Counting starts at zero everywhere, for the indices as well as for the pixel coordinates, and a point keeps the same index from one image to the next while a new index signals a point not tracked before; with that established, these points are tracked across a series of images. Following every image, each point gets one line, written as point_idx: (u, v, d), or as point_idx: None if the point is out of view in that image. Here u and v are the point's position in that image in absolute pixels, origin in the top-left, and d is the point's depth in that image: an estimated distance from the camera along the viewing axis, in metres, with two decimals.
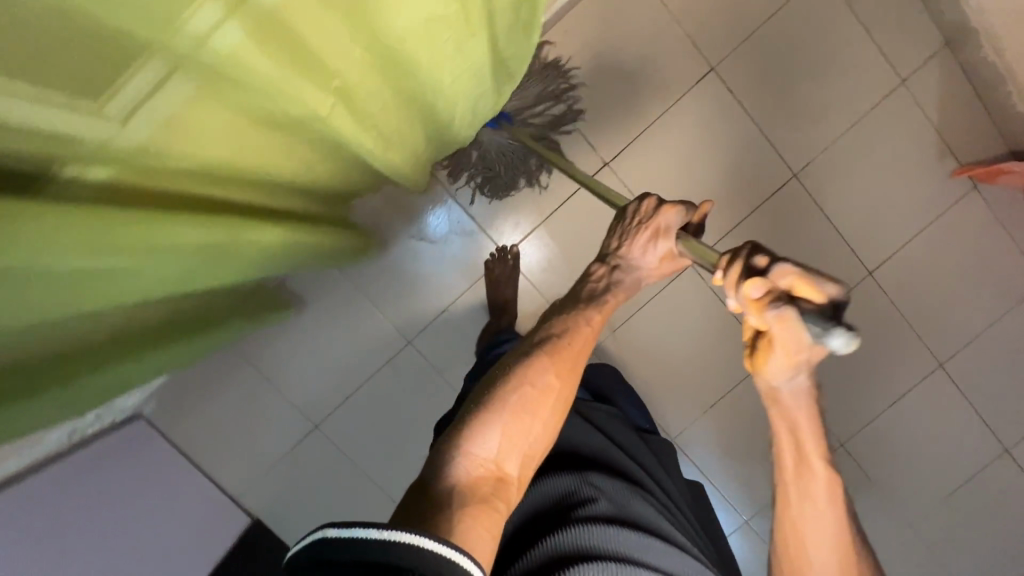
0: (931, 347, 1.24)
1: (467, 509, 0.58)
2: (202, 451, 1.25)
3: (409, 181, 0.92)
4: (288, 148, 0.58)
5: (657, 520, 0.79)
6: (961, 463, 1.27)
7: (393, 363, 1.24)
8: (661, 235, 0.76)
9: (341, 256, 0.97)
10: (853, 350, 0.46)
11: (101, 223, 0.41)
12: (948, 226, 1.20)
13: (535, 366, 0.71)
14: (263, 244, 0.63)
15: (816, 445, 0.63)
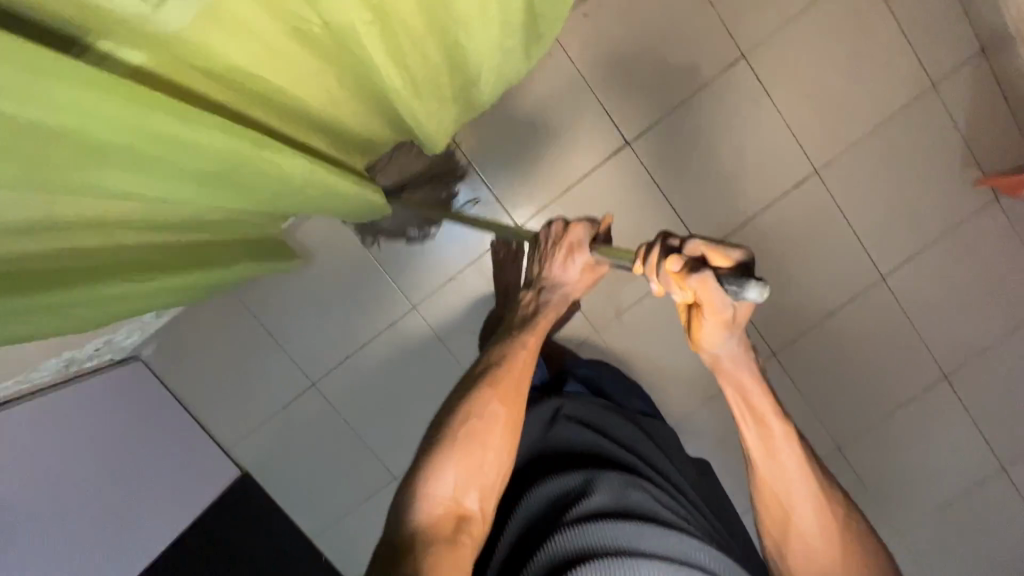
0: (935, 356, 1.24)
1: (437, 547, 0.65)
2: (196, 398, 1.24)
3: (431, 144, 0.91)
4: (317, 74, 0.57)
5: (656, 508, 0.78)
6: (952, 475, 1.28)
7: (395, 327, 1.23)
8: (573, 252, 0.84)
9: (359, 211, 0.94)
10: (766, 298, 0.51)
11: (130, 108, 0.40)
12: (965, 236, 1.19)
13: (478, 399, 0.76)
14: (289, 177, 0.60)
15: (767, 405, 0.71)
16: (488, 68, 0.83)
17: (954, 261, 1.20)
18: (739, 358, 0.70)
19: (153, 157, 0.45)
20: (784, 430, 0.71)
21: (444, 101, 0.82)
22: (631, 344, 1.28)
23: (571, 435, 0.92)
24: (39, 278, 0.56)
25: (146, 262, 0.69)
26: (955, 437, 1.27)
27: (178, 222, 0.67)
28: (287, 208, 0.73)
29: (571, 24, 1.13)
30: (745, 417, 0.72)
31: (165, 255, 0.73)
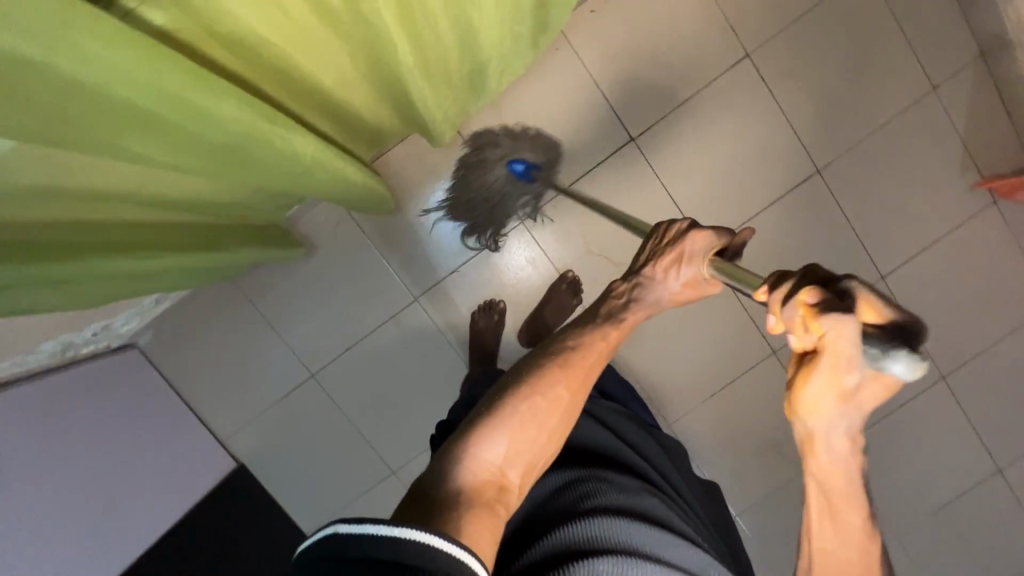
0: (934, 358, 1.25)
1: (472, 511, 0.58)
2: (193, 388, 1.23)
3: (440, 132, 0.91)
4: (333, 50, 0.57)
5: (667, 514, 0.75)
6: (951, 476, 1.28)
7: (397, 319, 1.23)
8: (687, 260, 0.72)
9: (368, 201, 0.94)
10: (917, 375, 0.40)
11: (150, 68, 0.39)
12: (965, 239, 1.21)
13: (546, 375, 0.68)
14: (302, 158, 0.60)
15: (847, 486, 0.56)
16: (497, 56, 0.84)
17: (954, 262, 1.21)
18: (840, 446, 0.53)
19: (168, 124, 0.45)
20: (859, 521, 0.58)
21: (453, 88, 0.82)
22: (633, 340, 1.27)
23: (585, 431, 0.89)
24: (45, 246, 0.56)
25: (149, 237, 0.69)
26: (953, 438, 1.28)
27: (185, 199, 0.67)
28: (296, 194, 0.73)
29: (579, 20, 1.14)
30: (819, 502, 0.57)
31: (168, 232, 0.72)
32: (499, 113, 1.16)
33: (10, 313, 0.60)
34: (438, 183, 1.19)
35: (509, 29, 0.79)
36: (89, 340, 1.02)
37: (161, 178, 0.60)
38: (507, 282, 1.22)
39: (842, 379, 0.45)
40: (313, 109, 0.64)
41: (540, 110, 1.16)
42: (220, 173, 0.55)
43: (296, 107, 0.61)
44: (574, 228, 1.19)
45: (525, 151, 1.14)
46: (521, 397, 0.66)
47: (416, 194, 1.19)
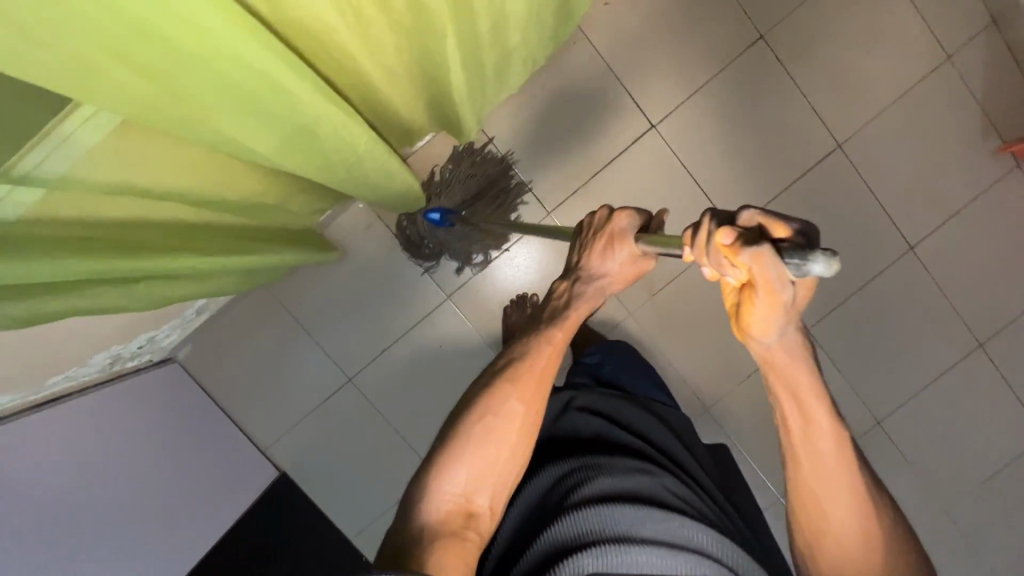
0: (969, 325, 1.24)
1: (440, 542, 0.66)
2: (233, 399, 1.24)
3: (468, 126, 0.92)
4: (386, 41, 0.58)
5: (661, 491, 0.78)
6: (996, 445, 1.27)
7: (430, 318, 1.24)
8: (617, 241, 0.75)
9: (403, 200, 0.95)
10: (837, 272, 0.40)
11: (244, 43, 0.40)
12: (991, 204, 1.21)
13: (499, 393, 0.75)
14: (354, 143, 0.61)
15: (816, 394, 0.59)
16: (524, 44, 0.85)
17: (983, 228, 1.21)
18: (795, 349, 0.56)
19: (248, 101, 0.46)
20: (832, 426, 0.60)
21: (483, 78, 0.84)
22: (664, 326, 1.28)
23: (580, 424, 0.93)
24: (106, 241, 0.56)
25: (201, 235, 0.69)
26: (995, 405, 1.26)
27: (232, 192, 0.68)
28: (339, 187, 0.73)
29: (594, 14, 1.16)
30: (791, 417, 0.60)
31: (217, 230, 0.73)
32: (511, 109, 1.18)
33: (83, 311, 0.61)
34: None
35: (537, 17, 0.81)
36: (134, 353, 1.04)
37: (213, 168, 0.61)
38: (533, 275, 1.23)
39: (779, 299, 0.47)
40: (360, 100, 0.66)
41: (464, 155, 1.15)
42: (283, 162, 0.56)
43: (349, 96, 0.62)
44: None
45: (443, 200, 1.12)
46: (472, 421, 0.73)
47: None
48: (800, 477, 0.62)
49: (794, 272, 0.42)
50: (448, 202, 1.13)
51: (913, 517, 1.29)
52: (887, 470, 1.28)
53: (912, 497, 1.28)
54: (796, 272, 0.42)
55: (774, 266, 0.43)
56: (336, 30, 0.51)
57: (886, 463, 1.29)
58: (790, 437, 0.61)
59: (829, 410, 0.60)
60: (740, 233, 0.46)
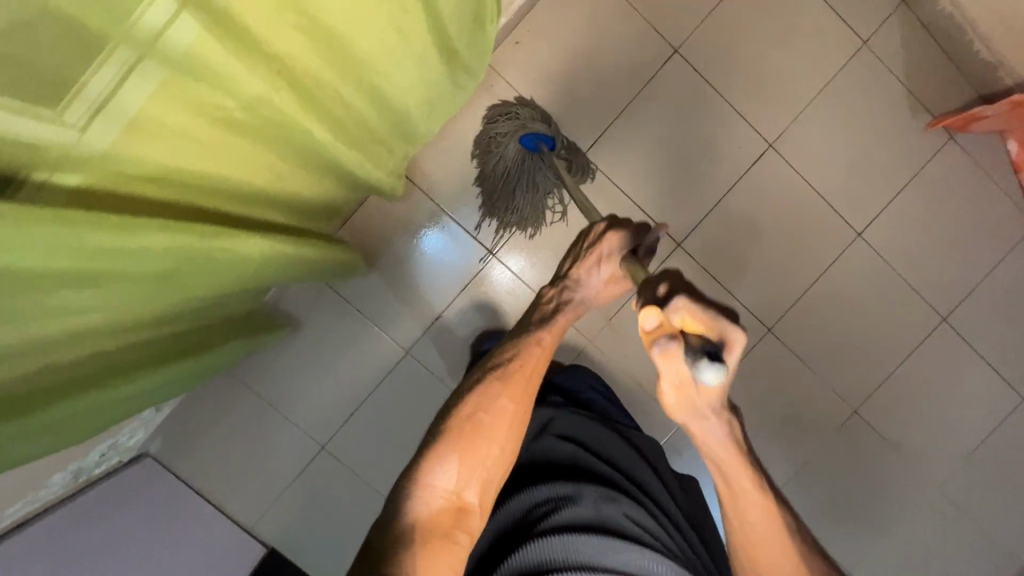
0: (929, 302, 1.24)
1: (428, 544, 0.63)
2: (209, 484, 1.23)
3: (388, 187, 0.98)
4: (257, 154, 0.59)
5: (628, 520, 0.79)
6: (974, 416, 1.27)
7: (392, 376, 1.24)
8: (605, 260, 0.81)
9: (333, 268, 0.98)
10: (721, 379, 0.50)
11: (81, 229, 0.41)
12: (930, 180, 1.21)
13: (487, 392, 0.75)
14: (246, 258, 0.62)
15: (740, 467, 0.67)
16: (418, 106, 0.85)
17: (925, 206, 1.22)
18: (716, 427, 0.64)
19: (109, 263, 0.47)
20: (761, 496, 0.67)
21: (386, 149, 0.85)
22: (626, 347, 1.28)
23: (554, 448, 0.92)
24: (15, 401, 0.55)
25: (127, 361, 0.70)
26: (968, 377, 1.26)
27: (149, 318, 0.68)
28: (256, 283, 0.76)
29: (505, 54, 1.17)
30: (723, 486, 0.68)
31: (156, 357, 0.75)
32: (443, 157, 1.20)
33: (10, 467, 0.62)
34: (403, 236, 1.22)
35: (429, 86, 0.82)
36: (98, 461, 1.03)
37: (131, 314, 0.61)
38: (493, 314, 1.24)
39: (681, 387, 0.57)
40: (256, 213, 0.67)
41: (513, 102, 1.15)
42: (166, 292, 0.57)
43: (242, 216, 0.63)
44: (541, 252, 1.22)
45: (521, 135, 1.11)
46: (464, 420, 0.72)
47: (386, 250, 1.21)
48: (736, 540, 0.69)
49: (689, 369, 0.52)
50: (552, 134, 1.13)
51: (907, 500, 1.27)
52: (871, 458, 1.27)
53: (901, 482, 1.27)
54: (690, 369, 0.52)
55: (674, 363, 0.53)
56: (203, 163, 0.52)
57: (869, 451, 1.27)
58: (725, 502, 0.69)
59: (755, 476, 0.68)
60: (664, 321, 0.54)
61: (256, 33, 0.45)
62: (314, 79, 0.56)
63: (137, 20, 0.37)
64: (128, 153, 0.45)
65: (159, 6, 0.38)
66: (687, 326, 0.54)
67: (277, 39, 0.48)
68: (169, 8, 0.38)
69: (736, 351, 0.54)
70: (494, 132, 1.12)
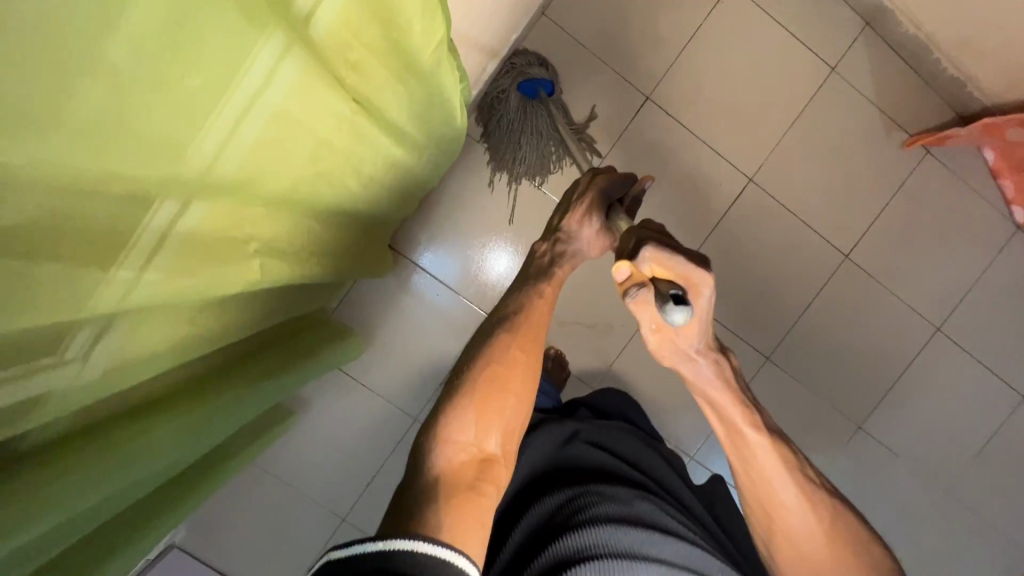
0: (923, 314, 1.26)
1: (454, 500, 0.59)
2: (236, 568, 1.24)
3: (369, 265, 1.00)
4: (235, 306, 0.60)
5: (661, 516, 0.80)
6: (978, 420, 1.29)
7: (404, 442, 1.26)
8: (598, 207, 0.83)
9: (327, 342, 1.01)
10: (685, 318, 0.55)
11: (82, 465, 0.45)
12: (912, 195, 1.23)
13: (497, 345, 0.71)
14: (230, 399, 0.66)
15: (739, 410, 0.68)
16: (394, 201, 0.87)
17: (910, 221, 1.23)
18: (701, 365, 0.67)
19: (122, 470, 0.50)
20: (762, 440, 0.67)
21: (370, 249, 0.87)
22: (629, 388, 1.30)
23: (584, 455, 0.93)
24: None
25: (153, 511, 0.70)
26: (969, 383, 1.28)
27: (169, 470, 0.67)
28: (258, 405, 0.76)
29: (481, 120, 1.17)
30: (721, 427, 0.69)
31: (174, 488, 0.74)
32: (429, 226, 1.22)
33: None
34: (397, 305, 1.23)
35: (399, 186, 0.84)
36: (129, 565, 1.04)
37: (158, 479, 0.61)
38: None
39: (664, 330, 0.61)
40: (235, 349, 0.70)
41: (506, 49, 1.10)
42: (180, 452, 0.60)
43: (220, 359, 0.67)
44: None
45: (527, 79, 1.09)
46: (474, 374, 0.68)
47: (384, 321, 1.23)
48: (740, 484, 0.69)
49: (662, 315, 0.57)
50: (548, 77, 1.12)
51: (918, 509, 1.29)
52: (882, 471, 1.29)
53: (913, 491, 1.29)
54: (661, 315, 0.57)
55: (649, 311, 0.58)
56: (185, 337, 0.53)
57: (879, 465, 1.29)
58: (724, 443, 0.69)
59: (756, 420, 0.68)
60: (634, 273, 0.58)
61: (226, 230, 0.47)
62: (286, 235, 0.57)
63: (109, 286, 0.37)
64: (112, 364, 0.45)
65: (126, 266, 0.38)
66: (655, 273, 0.57)
67: (241, 223, 0.49)
68: (135, 266, 0.38)
69: (706, 291, 0.57)
70: (498, 79, 1.08)
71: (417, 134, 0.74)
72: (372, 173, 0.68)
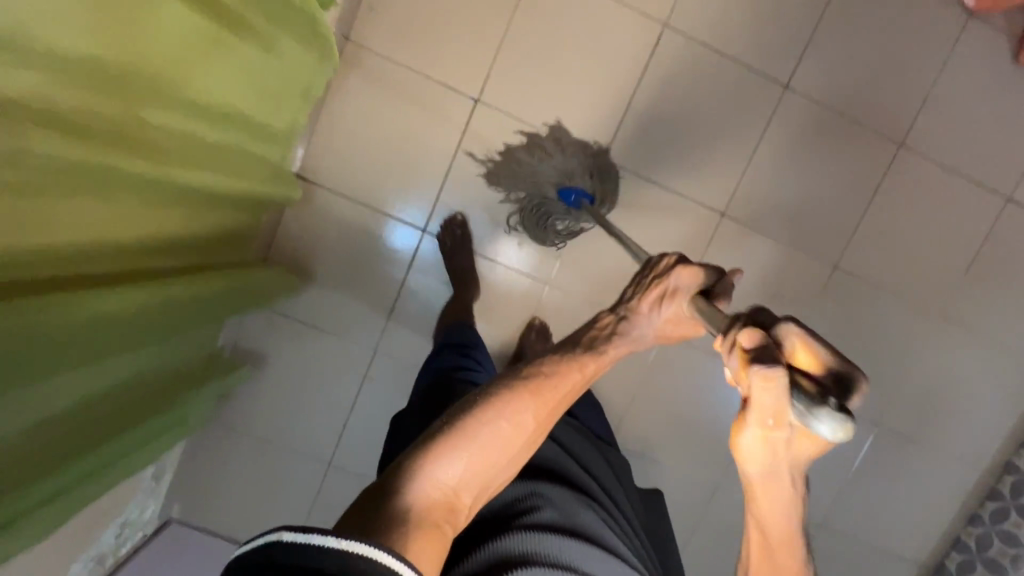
0: (880, 133, 1.19)
1: (417, 529, 0.55)
2: (240, 530, 1.26)
3: (264, 193, 0.95)
4: (75, 206, 0.56)
5: (602, 531, 0.75)
6: (960, 231, 1.23)
7: (371, 377, 1.24)
8: (670, 296, 0.72)
9: (246, 284, 0.98)
10: (842, 436, 0.42)
11: None
12: (841, 7, 1.15)
13: (521, 400, 0.66)
14: (108, 310, 0.63)
15: (788, 517, 0.66)
16: (257, 103, 0.83)
17: (845, 36, 1.16)
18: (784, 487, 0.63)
19: None
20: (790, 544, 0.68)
21: (246, 155, 0.86)
22: (585, 281, 1.23)
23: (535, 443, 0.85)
24: None
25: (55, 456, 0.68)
26: (945, 196, 1.22)
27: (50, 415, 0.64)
28: (137, 341, 0.73)
29: (363, 24, 1.12)
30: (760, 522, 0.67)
31: (81, 433, 0.72)
32: (337, 149, 1.16)
33: None
34: (329, 241, 1.19)
35: (258, 80, 0.80)
36: (118, 543, 1.06)
37: (17, 424, 0.58)
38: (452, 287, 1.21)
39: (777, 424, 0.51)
40: (114, 265, 0.66)
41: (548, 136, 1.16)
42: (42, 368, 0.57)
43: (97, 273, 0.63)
44: (464, 213, 1.20)
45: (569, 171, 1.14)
46: (481, 419, 0.64)
47: (319, 258, 1.19)
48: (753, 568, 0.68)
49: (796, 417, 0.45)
50: (584, 185, 1.14)
51: (910, 336, 1.26)
52: (865, 307, 1.25)
53: (900, 320, 1.26)
54: (798, 416, 0.44)
55: (779, 394, 0.46)
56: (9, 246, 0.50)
57: (861, 301, 1.25)
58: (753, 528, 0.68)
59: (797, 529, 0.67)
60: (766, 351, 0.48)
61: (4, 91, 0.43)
62: (94, 114, 0.53)
63: None
64: None
65: None
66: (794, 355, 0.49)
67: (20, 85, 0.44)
68: None
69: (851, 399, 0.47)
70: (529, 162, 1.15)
71: (251, 14, 0.70)
72: (197, 54, 0.64)
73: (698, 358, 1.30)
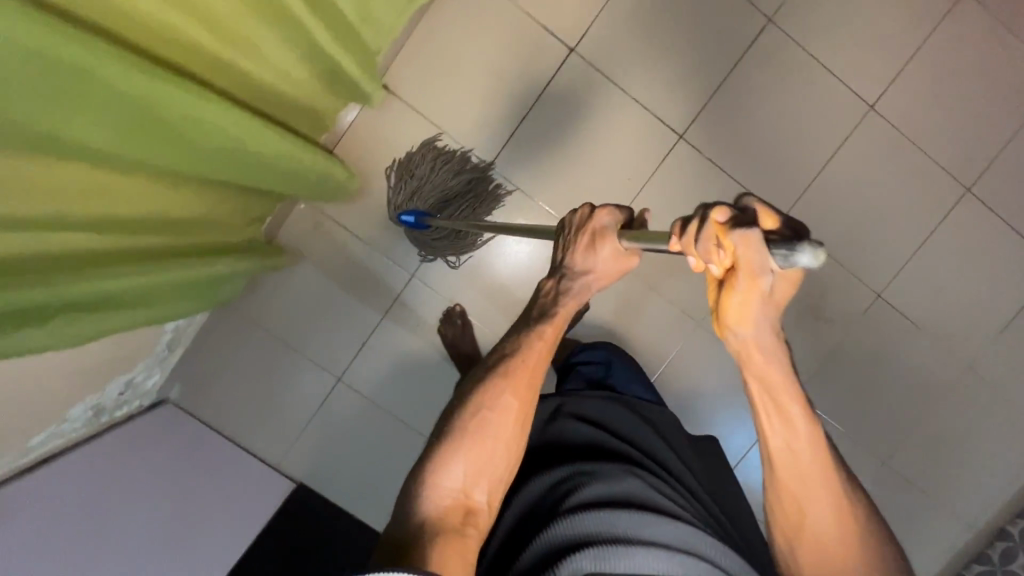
0: (953, 173, 1.21)
1: (438, 542, 0.59)
2: (232, 426, 1.24)
3: (356, 75, 0.91)
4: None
5: (654, 493, 0.69)
6: (1009, 288, 1.24)
7: (402, 300, 1.24)
8: (600, 238, 0.68)
9: (321, 167, 0.95)
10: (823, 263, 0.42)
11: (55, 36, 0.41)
12: (942, 44, 1.18)
13: (489, 389, 0.68)
14: (214, 120, 0.62)
15: (793, 392, 0.60)
16: None
17: (937, 71, 1.19)
18: (773, 349, 0.59)
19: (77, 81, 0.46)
20: (814, 440, 0.61)
21: (352, 33, 0.87)
22: None
23: (570, 431, 0.82)
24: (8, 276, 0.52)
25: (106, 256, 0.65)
26: (1001, 250, 1.23)
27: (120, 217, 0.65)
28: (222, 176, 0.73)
29: None
30: (769, 414, 0.61)
31: (151, 254, 0.73)
32: (426, 65, 1.16)
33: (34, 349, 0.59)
34: (393, 156, 1.19)
35: None
36: (117, 402, 1.04)
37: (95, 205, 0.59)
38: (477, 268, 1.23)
39: (761, 284, 0.50)
40: (221, 80, 0.66)
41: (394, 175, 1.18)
42: (136, 148, 0.57)
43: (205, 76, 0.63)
44: (460, 303, 1.24)
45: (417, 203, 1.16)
46: (465, 420, 0.66)
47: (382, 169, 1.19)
48: (774, 478, 0.62)
49: (781, 262, 0.46)
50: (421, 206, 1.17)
51: (935, 380, 1.27)
52: (898, 340, 1.26)
53: (930, 362, 1.27)
54: (785, 260, 0.45)
55: (760, 250, 0.47)
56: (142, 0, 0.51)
57: (894, 335, 1.26)
58: (768, 431, 0.62)
59: (808, 413, 0.61)
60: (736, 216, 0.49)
61: None
62: None
63: None
64: None
65: None
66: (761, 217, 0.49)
67: None
68: None
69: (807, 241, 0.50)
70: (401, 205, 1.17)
71: None
72: None
73: (724, 357, 1.30)
